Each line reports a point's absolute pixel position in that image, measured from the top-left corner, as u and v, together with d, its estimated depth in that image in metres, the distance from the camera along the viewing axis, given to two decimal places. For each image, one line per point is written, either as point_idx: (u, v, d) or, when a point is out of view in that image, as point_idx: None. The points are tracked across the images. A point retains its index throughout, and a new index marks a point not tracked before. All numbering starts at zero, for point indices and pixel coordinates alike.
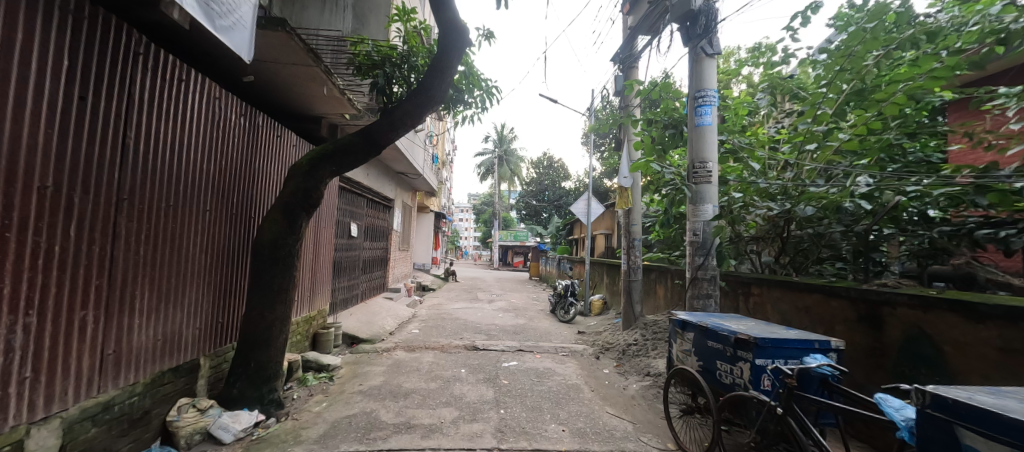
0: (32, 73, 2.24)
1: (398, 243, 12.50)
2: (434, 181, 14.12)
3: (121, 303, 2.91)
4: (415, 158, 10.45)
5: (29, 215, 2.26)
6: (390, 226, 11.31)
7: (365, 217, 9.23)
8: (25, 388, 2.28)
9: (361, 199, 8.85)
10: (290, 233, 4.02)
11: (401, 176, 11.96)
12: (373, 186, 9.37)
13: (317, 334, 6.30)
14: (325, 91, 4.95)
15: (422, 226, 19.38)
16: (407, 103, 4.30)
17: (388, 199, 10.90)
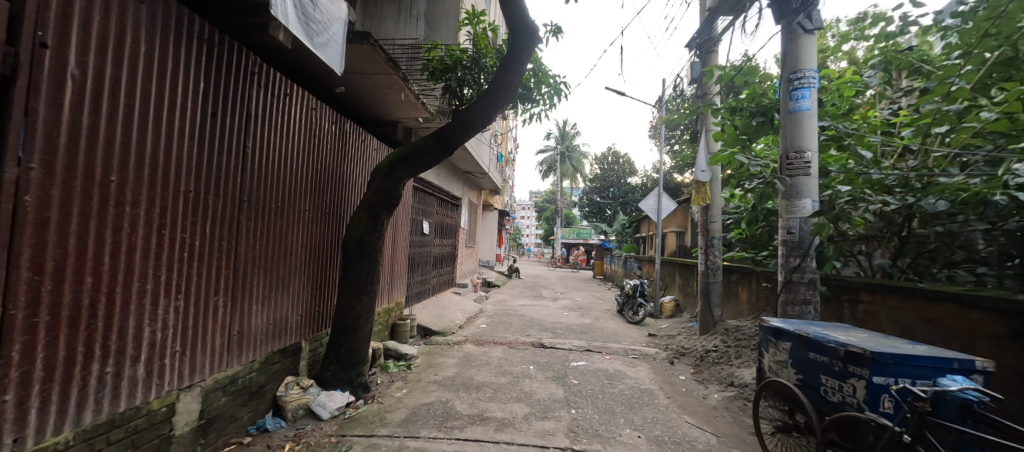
0: (179, 95, 2.65)
1: (465, 241, 12.92)
2: (500, 179, 14.38)
3: (241, 292, 3.33)
4: (482, 157, 10.72)
5: (177, 215, 2.68)
6: (458, 224, 11.72)
7: (436, 215, 9.67)
8: (175, 359, 2.72)
9: (433, 197, 9.28)
10: (374, 230, 4.34)
11: (470, 175, 12.32)
12: (443, 185, 9.77)
13: (396, 324, 6.74)
14: (403, 97, 5.26)
15: (487, 224, 19.86)
16: (477, 103, 4.41)
17: (456, 198, 11.29)
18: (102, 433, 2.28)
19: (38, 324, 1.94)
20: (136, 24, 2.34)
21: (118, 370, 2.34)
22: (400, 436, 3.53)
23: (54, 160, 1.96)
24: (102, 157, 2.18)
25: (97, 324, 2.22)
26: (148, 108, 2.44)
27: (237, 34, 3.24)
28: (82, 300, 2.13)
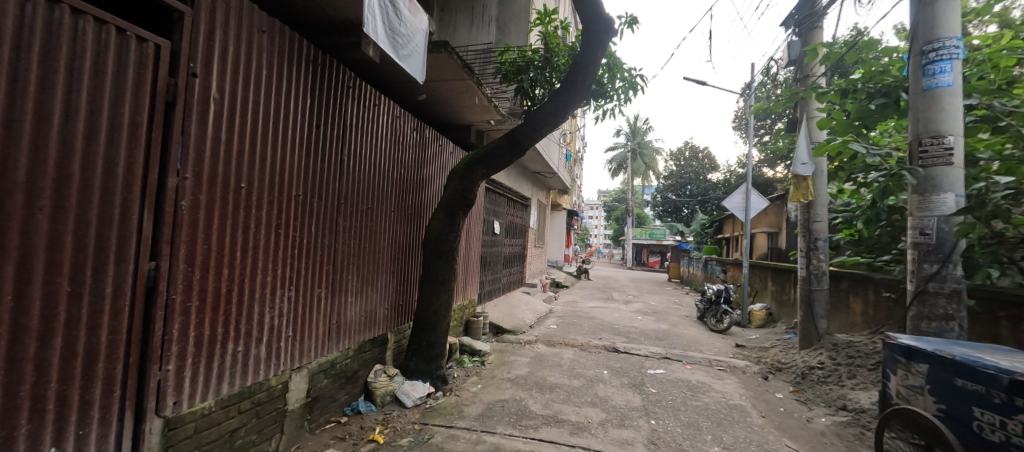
0: (291, 109, 2.98)
1: (534, 241, 12.94)
2: (568, 179, 14.17)
3: (339, 286, 3.66)
4: (551, 157, 10.65)
5: (290, 216, 3.02)
6: (527, 224, 11.77)
7: (506, 215, 9.80)
8: (288, 343, 3.07)
9: (504, 198, 9.42)
10: (451, 230, 4.50)
11: (538, 175, 12.31)
12: (513, 185, 9.89)
13: (469, 321, 6.95)
14: (477, 100, 5.38)
15: (555, 224, 19.72)
16: (549, 103, 4.40)
17: (525, 198, 11.35)
18: (234, 403, 2.65)
19: (190, 308, 2.29)
20: (258, 49, 2.66)
21: (246, 351, 2.70)
22: (477, 430, 3.62)
23: (202, 171, 2.30)
24: (234, 167, 2.52)
25: (232, 310, 2.58)
26: (268, 123, 2.77)
27: (335, 54, 3.55)
28: (220, 289, 2.49)
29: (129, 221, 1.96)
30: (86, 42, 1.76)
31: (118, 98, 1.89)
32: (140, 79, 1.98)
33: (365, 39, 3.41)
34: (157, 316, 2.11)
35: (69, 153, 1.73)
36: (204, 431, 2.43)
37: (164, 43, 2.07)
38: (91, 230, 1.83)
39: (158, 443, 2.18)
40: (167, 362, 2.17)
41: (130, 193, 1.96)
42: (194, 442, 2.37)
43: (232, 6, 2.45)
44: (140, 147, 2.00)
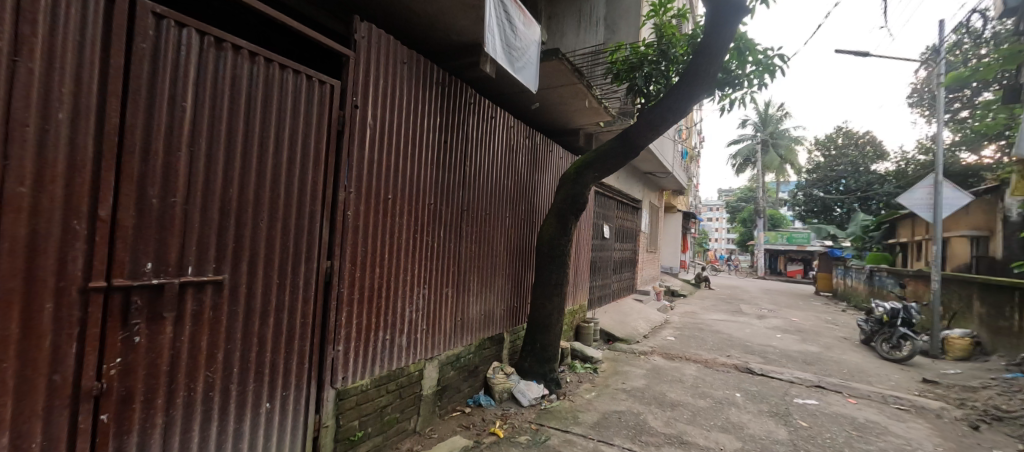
0: (425, 128, 3.33)
1: (647, 246, 12.27)
2: (684, 178, 13.13)
3: (462, 287, 3.95)
4: (666, 156, 10.00)
5: (425, 223, 3.38)
6: (638, 228, 11.22)
7: (616, 219, 9.47)
8: (423, 336, 3.43)
9: (614, 200, 9.14)
10: (563, 234, 4.51)
11: (650, 175, 11.65)
12: (624, 188, 9.52)
13: (580, 326, 6.87)
14: (588, 103, 5.30)
15: (670, 228, 18.42)
16: (664, 99, 4.18)
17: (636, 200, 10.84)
18: (384, 383, 3.05)
19: (353, 299, 2.72)
20: (400, 78, 3.04)
21: (391, 339, 3.09)
22: (594, 439, 3.56)
23: (361, 184, 2.72)
24: (384, 181, 2.92)
25: (382, 303, 2.98)
26: (408, 140, 3.15)
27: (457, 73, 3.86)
28: (373, 285, 2.89)
29: (313, 228, 2.42)
30: (287, 87, 2.23)
31: (307, 128, 2.36)
32: (320, 112, 2.43)
33: (483, 57, 3.64)
34: (330, 305, 2.56)
35: (276, 174, 2.20)
36: (362, 405, 2.85)
37: (335, 83, 2.51)
38: (289, 235, 2.30)
39: (331, 410, 2.62)
40: (338, 344, 2.62)
41: (314, 205, 2.42)
42: (355, 413, 2.80)
43: (382, 42, 2.86)
44: (320, 167, 2.44)
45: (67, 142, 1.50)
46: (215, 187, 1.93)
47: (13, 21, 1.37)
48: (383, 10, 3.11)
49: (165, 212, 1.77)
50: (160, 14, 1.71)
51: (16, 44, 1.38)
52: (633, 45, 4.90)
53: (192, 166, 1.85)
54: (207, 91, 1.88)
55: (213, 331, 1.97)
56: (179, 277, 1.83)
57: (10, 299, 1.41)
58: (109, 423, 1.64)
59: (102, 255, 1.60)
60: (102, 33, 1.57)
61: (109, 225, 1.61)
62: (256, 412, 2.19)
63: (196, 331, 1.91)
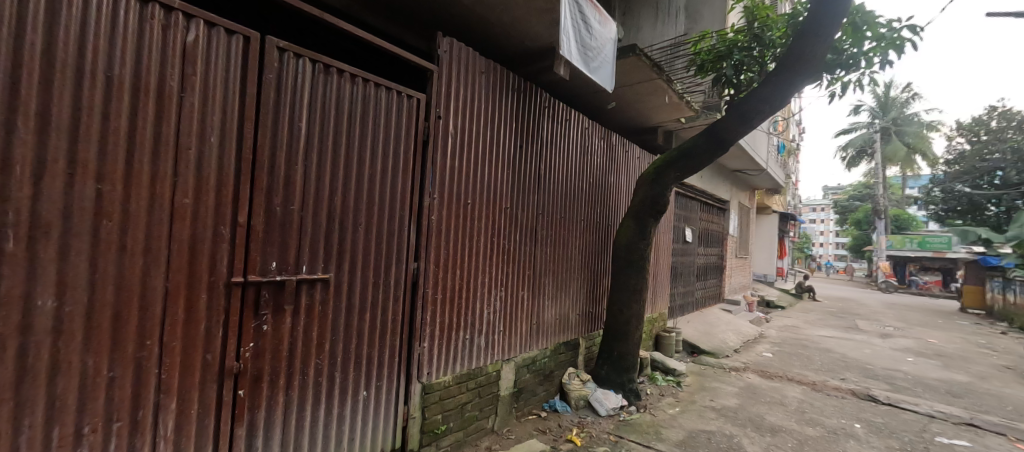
0: (501, 134, 3.43)
1: (735, 251, 11.33)
2: (780, 175, 11.90)
3: (538, 290, 3.99)
4: (758, 151, 9.15)
5: (501, 226, 3.47)
6: (725, 231, 10.40)
7: (700, 222, 8.88)
8: (500, 337, 3.52)
9: (697, 202, 8.58)
10: (641, 238, 4.34)
11: (738, 174, 10.75)
12: (708, 188, 8.89)
13: (660, 336, 6.54)
14: (667, 99, 5.06)
15: (763, 230, 16.80)
16: (758, 89, 3.86)
17: (723, 201, 10.07)
18: (465, 381, 3.19)
19: (437, 299, 2.89)
20: (478, 87, 3.17)
21: (471, 338, 3.23)
22: None
23: (444, 190, 2.89)
24: (464, 187, 3.06)
25: (462, 303, 3.12)
26: (486, 147, 3.27)
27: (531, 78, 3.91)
28: (455, 286, 3.05)
29: (402, 232, 2.62)
30: (380, 102, 2.44)
31: (397, 139, 2.56)
32: (408, 124, 2.63)
33: (558, 60, 3.67)
34: (417, 303, 2.74)
35: (371, 183, 2.42)
36: (445, 400, 3.01)
37: (421, 96, 2.70)
38: (383, 239, 2.51)
39: (418, 403, 2.81)
40: (423, 341, 2.80)
41: (403, 211, 2.62)
42: (438, 407, 2.96)
43: (462, 55, 3.01)
44: (409, 175, 2.64)
45: (217, 160, 1.80)
46: (323, 195, 2.18)
47: (180, 63, 1.69)
48: (462, 24, 3.28)
49: (285, 218, 2.04)
50: (282, 47, 1.98)
51: (182, 81, 1.70)
52: (720, 33, 4.58)
53: (306, 177, 2.11)
54: (317, 112, 2.14)
55: (322, 323, 2.23)
56: (296, 274, 2.09)
57: (178, 289, 1.72)
58: (244, 397, 1.94)
59: (240, 254, 1.89)
60: (240, 67, 1.86)
61: (245, 229, 1.90)
62: (355, 398, 2.41)
63: (309, 323, 2.17)
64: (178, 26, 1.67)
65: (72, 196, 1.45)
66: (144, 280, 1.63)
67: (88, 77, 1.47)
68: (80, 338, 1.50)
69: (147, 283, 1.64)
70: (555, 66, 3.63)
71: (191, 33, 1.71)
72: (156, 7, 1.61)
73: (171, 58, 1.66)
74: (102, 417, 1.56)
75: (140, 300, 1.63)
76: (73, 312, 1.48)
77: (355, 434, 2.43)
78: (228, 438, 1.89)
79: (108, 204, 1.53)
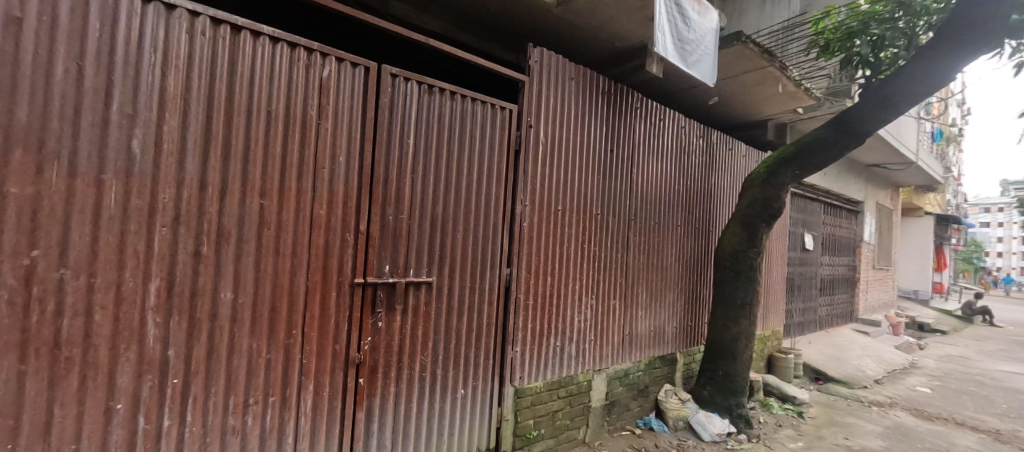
0: (591, 139, 3.41)
1: (872, 261, 9.68)
2: (933, 170, 9.92)
3: (631, 299, 3.86)
4: (902, 143, 7.76)
5: (591, 233, 3.43)
6: (857, 237, 8.98)
7: (823, 227, 7.79)
8: (590, 346, 3.47)
9: (817, 204, 7.55)
10: (751, 246, 3.95)
11: (873, 169, 9.22)
12: (833, 187, 7.77)
13: (774, 357, 5.86)
14: (779, 89, 4.56)
15: (909, 237, 14.14)
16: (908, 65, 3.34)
17: (853, 203, 8.71)
18: (556, 389, 3.20)
19: (528, 305, 2.96)
20: (568, 94, 3.20)
21: (561, 346, 3.23)
22: None
23: (535, 197, 2.96)
24: (554, 194, 3.10)
25: (553, 311, 3.15)
26: (576, 153, 3.28)
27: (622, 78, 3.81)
28: (546, 293, 3.09)
29: (496, 239, 2.74)
30: (477, 116, 2.61)
31: (491, 150, 2.70)
32: (501, 135, 2.76)
33: (651, 57, 3.53)
34: (510, 308, 2.84)
35: (468, 193, 2.58)
36: (536, 405, 3.05)
37: (513, 107, 2.82)
38: (478, 246, 2.65)
39: (510, 406, 2.89)
40: (516, 346, 2.88)
41: (497, 218, 2.74)
42: (530, 412, 3.00)
43: (552, 63, 3.07)
44: (502, 184, 2.76)
45: (344, 176, 2.08)
46: (427, 205, 2.38)
47: (318, 95, 1.99)
48: (551, 33, 3.35)
49: (396, 226, 2.28)
50: (395, 73, 2.22)
51: (319, 110, 2.00)
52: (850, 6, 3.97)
53: (412, 189, 2.33)
54: (421, 129, 2.35)
55: (426, 322, 2.42)
56: (405, 277, 2.32)
57: (315, 287, 2.02)
58: (364, 386, 2.18)
59: (361, 257, 2.15)
60: (362, 94, 2.14)
61: (365, 236, 2.16)
62: (454, 396, 2.57)
63: (415, 322, 2.37)
64: (317, 64, 1.98)
65: (244, 209, 1.81)
66: (291, 279, 1.95)
67: (255, 113, 1.82)
68: (247, 325, 1.84)
69: (293, 280, 1.96)
70: (646, 64, 3.52)
71: (326, 68, 2.01)
72: (301, 50, 1.93)
73: (312, 91, 1.98)
74: (261, 392, 1.89)
75: (289, 295, 1.95)
76: (244, 303, 1.82)
77: (453, 431, 2.58)
78: (351, 422, 2.15)
79: (267, 215, 1.86)
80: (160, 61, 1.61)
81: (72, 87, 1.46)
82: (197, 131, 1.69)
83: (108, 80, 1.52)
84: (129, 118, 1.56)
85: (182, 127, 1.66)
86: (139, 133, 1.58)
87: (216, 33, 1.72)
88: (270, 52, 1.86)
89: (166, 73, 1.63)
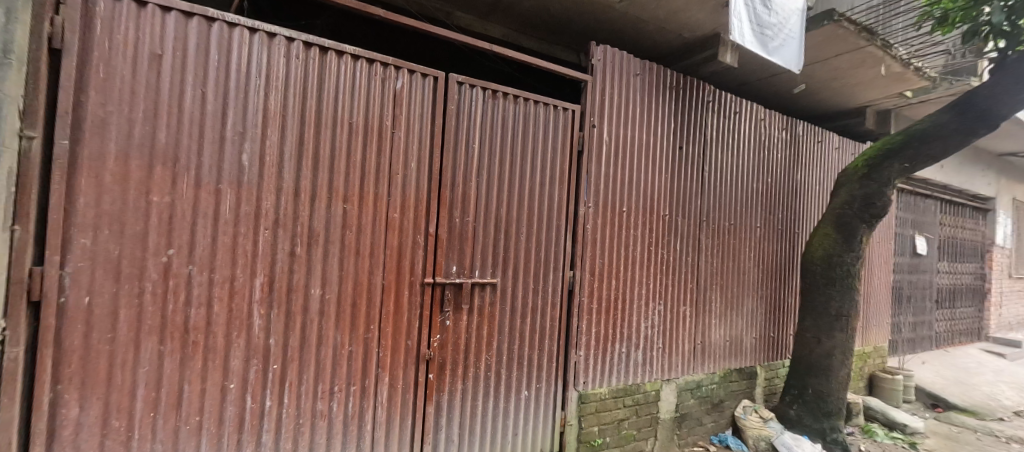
0: (658, 137, 3.29)
1: (1008, 269, 8.21)
2: None
3: (704, 306, 3.66)
4: None
5: (659, 236, 3.31)
6: (985, 241, 7.68)
7: (939, 229, 6.77)
8: (658, 354, 3.34)
9: (931, 201, 6.58)
10: (846, 250, 3.55)
11: (1008, 160, 7.82)
12: (952, 182, 6.72)
13: (878, 377, 5.20)
14: (879, 72, 4.05)
15: None
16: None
17: (979, 200, 7.47)
18: (622, 396, 3.12)
19: (592, 308, 2.92)
20: (633, 91, 3.13)
21: (627, 352, 3.15)
22: None
23: (599, 199, 2.93)
24: (618, 194, 3.04)
25: (618, 315, 3.08)
26: (642, 153, 3.18)
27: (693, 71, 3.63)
28: (611, 297, 3.03)
29: (559, 241, 2.75)
30: (540, 118, 2.64)
31: (554, 152, 2.71)
32: (564, 137, 2.76)
33: (724, 46, 3.32)
34: (573, 312, 2.82)
35: (531, 195, 2.62)
36: (601, 412, 2.99)
37: (576, 108, 2.81)
38: (541, 248, 2.67)
39: (574, 411, 2.86)
40: (580, 349, 2.86)
41: (561, 221, 2.75)
42: (595, 419, 2.95)
43: (616, 60, 3.02)
44: (566, 186, 2.76)
45: (415, 181, 2.21)
46: (491, 207, 2.46)
47: (393, 106, 2.15)
48: (615, 29, 3.28)
49: (462, 228, 2.37)
50: (461, 81, 2.33)
51: (394, 120, 2.15)
52: None
53: (478, 192, 2.41)
54: (486, 134, 2.43)
55: (491, 322, 2.49)
56: (471, 278, 2.40)
57: (390, 285, 2.17)
58: (433, 381, 2.29)
59: (431, 258, 2.27)
60: (432, 102, 2.26)
61: (434, 238, 2.28)
62: (518, 396, 2.61)
63: (481, 322, 2.45)
64: (391, 76, 2.14)
65: (330, 213, 1.99)
66: (369, 277, 2.11)
67: (339, 125, 2.00)
68: (333, 318, 2.02)
69: (370, 279, 2.12)
70: (718, 54, 3.32)
71: (399, 81, 2.16)
72: (378, 65, 2.09)
73: (388, 103, 2.13)
74: (345, 381, 2.06)
75: (368, 292, 2.11)
76: (330, 298, 2.01)
77: (517, 432, 2.62)
78: (422, 414, 2.27)
79: (349, 218, 2.04)
80: (263, 84, 1.84)
81: (197, 111, 1.73)
82: (292, 144, 1.90)
83: (224, 103, 1.77)
84: (239, 135, 1.80)
85: (280, 141, 1.88)
86: (247, 148, 1.81)
87: (307, 54, 1.93)
88: (351, 69, 2.04)
89: (268, 94, 1.85)
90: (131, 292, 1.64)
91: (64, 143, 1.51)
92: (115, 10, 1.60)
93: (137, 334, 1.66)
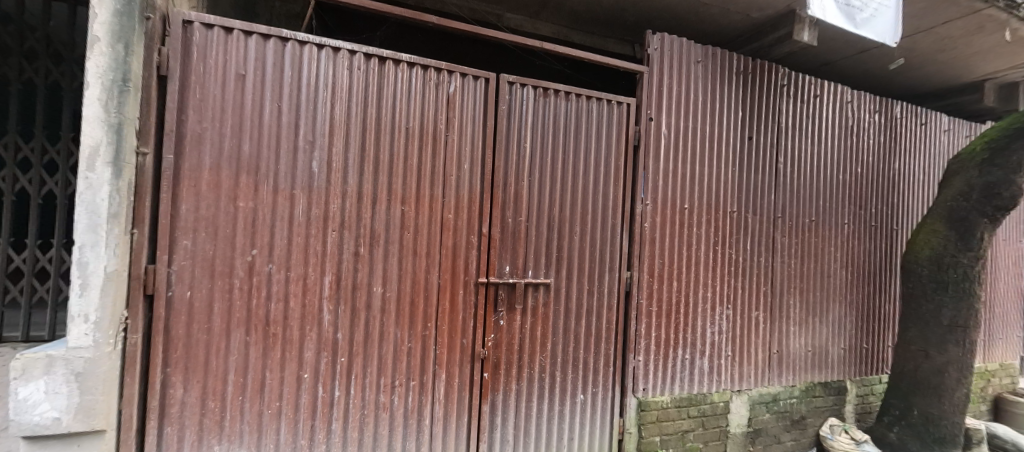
0: (724, 127, 3.08)
1: None
2: None
3: (781, 311, 3.35)
4: None
5: (726, 235, 3.09)
6: None
7: None
8: (727, 362, 3.11)
9: None
10: (960, 249, 3.06)
11: None
12: None
13: (1005, 400, 4.42)
14: (1003, 37, 3.45)
15: None
16: None
17: None
18: (687, 406, 2.94)
19: (652, 311, 2.80)
20: (695, 80, 2.95)
21: (691, 359, 2.97)
22: None
23: (657, 196, 2.80)
24: (679, 191, 2.88)
25: (681, 319, 2.91)
26: (706, 145, 2.99)
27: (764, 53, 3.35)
28: (672, 300, 2.88)
29: (615, 241, 2.66)
30: (594, 114, 2.58)
31: (609, 148, 2.63)
32: (619, 132, 2.67)
33: (802, 24, 3.01)
34: (631, 314, 2.72)
35: (585, 193, 2.56)
36: (663, 422, 2.84)
37: (632, 101, 2.71)
38: (596, 248, 2.61)
39: (633, 418, 2.75)
40: (638, 354, 2.75)
41: (617, 219, 2.66)
42: (656, 428, 2.81)
43: (675, 48, 2.87)
44: (622, 183, 2.67)
45: (468, 183, 2.26)
46: (544, 207, 2.45)
47: (446, 110, 2.21)
48: (675, 15, 3.12)
49: (515, 228, 2.38)
50: (512, 81, 2.34)
51: (447, 124, 2.21)
52: None
53: (530, 192, 2.41)
54: (537, 134, 2.43)
55: (545, 323, 2.47)
56: (524, 278, 2.41)
57: (445, 284, 2.23)
58: (488, 380, 2.32)
59: (484, 258, 2.30)
60: (483, 104, 2.30)
61: (487, 238, 2.31)
62: (574, 400, 2.56)
63: (534, 322, 2.45)
64: (444, 81, 2.21)
65: (389, 215, 2.10)
66: (426, 277, 2.19)
67: (397, 131, 2.11)
68: (393, 316, 2.13)
69: (427, 278, 2.19)
70: (792, 33, 3.02)
71: (452, 85, 2.22)
72: (432, 71, 2.18)
73: (442, 107, 2.20)
74: (404, 376, 2.16)
75: (425, 292, 2.19)
76: (390, 296, 2.12)
77: (573, 436, 2.57)
78: (477, 412, 2.31)
79: (407, 220, 2.14)
80: (329, 96, 1.99)
81: (275, 124, 1.91)
82: (355, 150, 2.03)
83: (296, 115, 1.94)
84: (310, 144, 1.95)
85: (344, 148, 2.01)
86: (316, 156, 1.96)
87: (367, 65, 2.05)
88: (407, 76, 2.13)
89: (333, 105, 1.99)
90: (222, 288, 1.85)
91: (170, 158, 1.75)
92: (207, 38, 1.81)
93: (228, 325, 1.86)
